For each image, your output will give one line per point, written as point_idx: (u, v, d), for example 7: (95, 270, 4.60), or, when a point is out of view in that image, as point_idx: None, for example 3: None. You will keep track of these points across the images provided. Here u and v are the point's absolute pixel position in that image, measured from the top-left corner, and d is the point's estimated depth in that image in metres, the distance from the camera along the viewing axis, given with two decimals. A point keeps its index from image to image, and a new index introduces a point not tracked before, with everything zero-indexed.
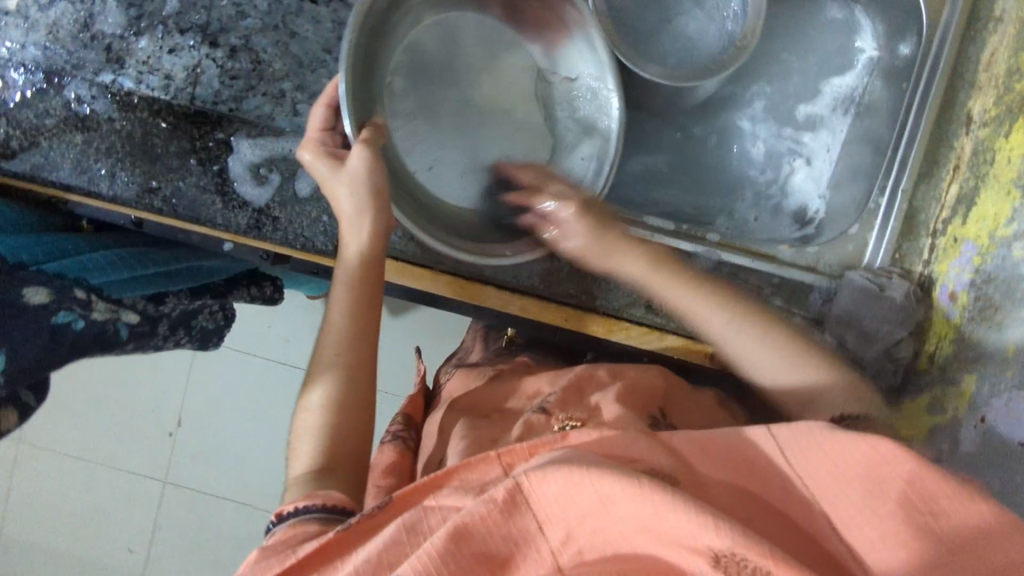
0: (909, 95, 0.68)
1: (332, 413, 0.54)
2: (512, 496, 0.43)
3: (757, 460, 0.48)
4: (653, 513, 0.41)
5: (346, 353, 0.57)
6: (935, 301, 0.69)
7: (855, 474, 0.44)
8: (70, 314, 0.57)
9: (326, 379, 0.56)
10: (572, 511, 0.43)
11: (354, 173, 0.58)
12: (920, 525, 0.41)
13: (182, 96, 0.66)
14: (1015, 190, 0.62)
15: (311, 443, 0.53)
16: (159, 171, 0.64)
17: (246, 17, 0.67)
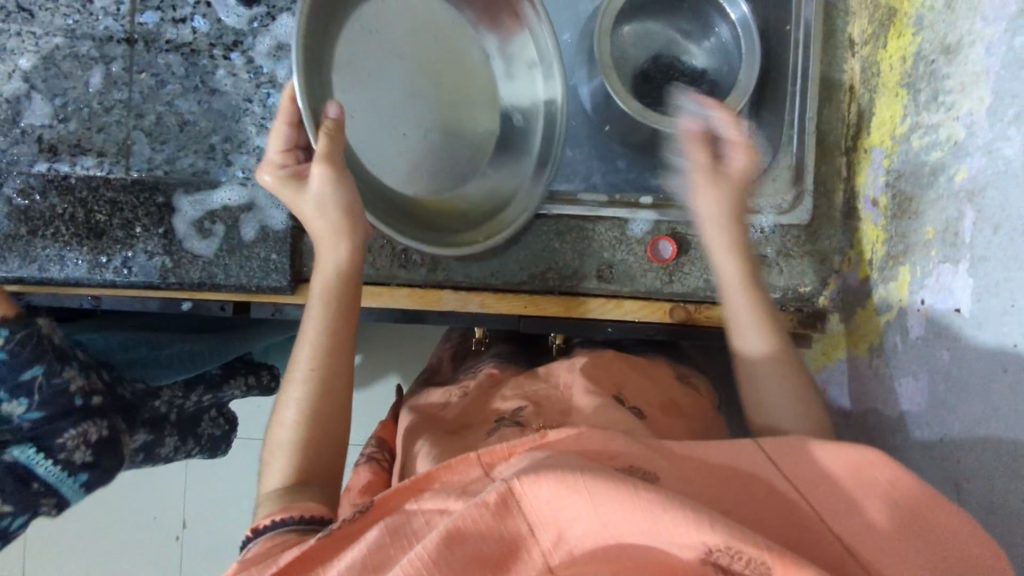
0: (794, 34, 0.72)
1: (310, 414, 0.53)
2: (502, 501, 0.39)
3: (745, 472, 0.47)
4: (646, 520, 0.37)
5: (328, 361, 0.54)
6: (862, 212, 0.67)
7: (837, 476, 0.45)
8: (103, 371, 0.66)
9: (292, 398, 0.53)
10: (561, 512, 0.39)
11: (322, 198, 0.55)
12: (898, 523, 0.42)
13: (118, 169, 0.69)
14: (901, 89, 0.62)
15: (284, 460, 0.51)
16: (107, 244, 0.68)
17: (167, 84, 0.69)
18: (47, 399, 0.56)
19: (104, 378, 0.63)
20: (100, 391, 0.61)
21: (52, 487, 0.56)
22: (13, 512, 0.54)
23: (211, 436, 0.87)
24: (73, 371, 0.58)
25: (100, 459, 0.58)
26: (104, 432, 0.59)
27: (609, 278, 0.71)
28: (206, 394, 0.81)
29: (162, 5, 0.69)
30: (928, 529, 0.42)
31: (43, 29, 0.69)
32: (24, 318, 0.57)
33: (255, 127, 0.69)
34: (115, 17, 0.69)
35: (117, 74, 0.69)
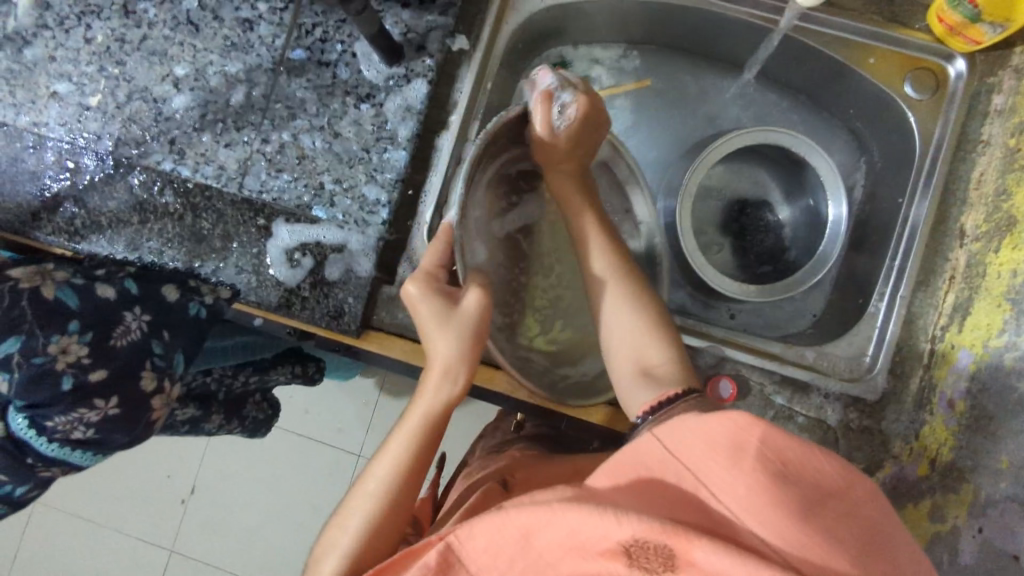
0: (904, 209, 0.72)
1: (368, 526, 0.55)
2: (445, 560, 0.45)
3: (651, 465, 0.43)
4: (569, 534, 0.41)
5: (406, 457, 0.58)
6: (934, 409, 0.65)
7: (717, 446, 0.40)
8: (69, 376, 0.56)
9: (362, 511, 0.56)
10: (500, 560, 0.44)
11: (467, 321, 0.58)
12: (774, 472, 0.39)
13: (232, 185, 0.73)
14: (1006, 302, 0.62)
15: (338, 559, 0.54)
16: (204, 251, 0.72)
17: (297, 118, 0.74)
18: (27, 377, 0.54)
19: (137, 334, 0.60)
20: (103, 364, 0.57)
21: (51, 460, 0.58)
22: (11, 481, 0.57)
23: (253, 418, 0.97)
24: (66, 346, 0.56)
25: (108, 435, 0.59)
26: (109, 411, 0.58)
27: None
28: (254, 377, 0.88)
29: (312, 46, 0.74)
30: (798, 477, 0.39)
31: (203, 44, 0.75)
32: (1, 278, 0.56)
33: (366, 177, 0.73)
34: (269, 47, 0.74)
35: (256, 99, 0.74)
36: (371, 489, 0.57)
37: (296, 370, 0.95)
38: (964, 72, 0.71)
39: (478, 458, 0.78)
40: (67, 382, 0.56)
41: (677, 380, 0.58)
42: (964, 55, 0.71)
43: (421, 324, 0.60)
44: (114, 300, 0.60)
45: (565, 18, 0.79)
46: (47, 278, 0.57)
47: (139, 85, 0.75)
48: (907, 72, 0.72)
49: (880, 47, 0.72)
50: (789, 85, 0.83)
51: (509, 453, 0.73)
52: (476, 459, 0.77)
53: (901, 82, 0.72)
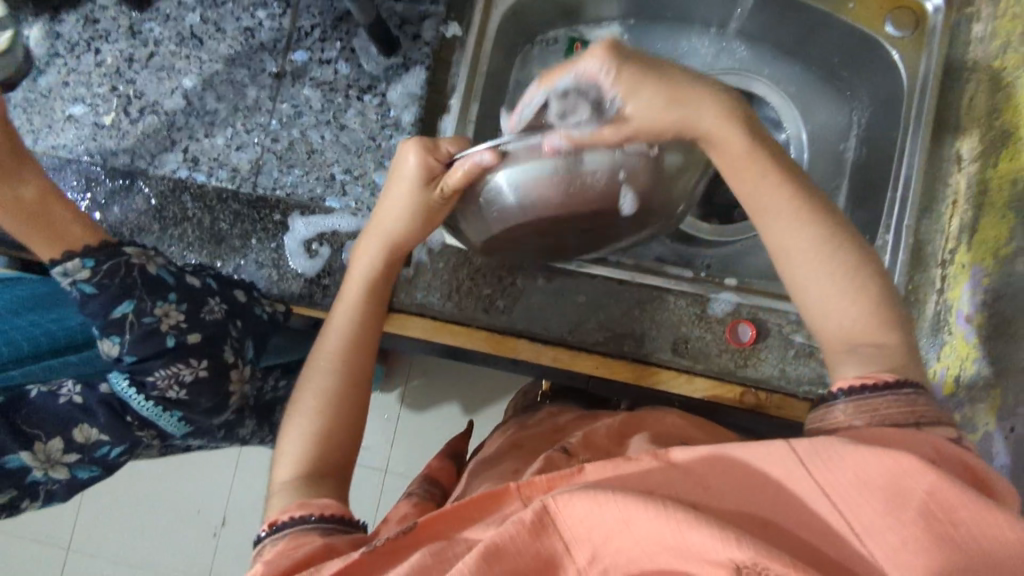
0: (900, 140, 0.73)
1: (324, 399, 0.60)
2: (540, 520, 0.42)
3: (778, 482, 0.43)
4: (674, 531, 0.40)
5: (348, 328, 0.64)
6: (953, 327, 0.66)
7: (875, 484, 0.40)
8: (171, 334, 0.59)
9: (320, 383, 0.61)
10: (598, 532, 0.42)
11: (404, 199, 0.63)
12: (939, 534, 0.38)
13: (247, 185, 0.76)
14: (1010, 213, 0.63)
15: (303, 446, 0.58)
16: (224, 250, 0.75)
17: (303, 115, 0.76)
18: (137, 336, 0.58)
19: (217, 312, 0.62)
20: (198, 327, 0.60)
21: (147, 420, 0.60)
22: (110, 440, 0.60)
23: (283, 427, 0.98)
24: (168, 311, 0.59)
25: (197, 398, 0.61)
26: (200, 372, 0.60)
27: (682, 350, 0.73)
28: (284, 381, 0.93)
29: (313, 46, 0.77)
30: (968, 542, 0.38)
31: (208, 55, 0.78)
32: (119, 249, 0.60)
33: (374, 164, 0.75)
34: (271, 51, 0.77)
35: (263, 101, 0.77)
36: (323, 363, 0.62)
37: None
38: (940, 5, 0.73)
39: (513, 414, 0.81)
40: (172, 338, 0.59)
41: (869, 323, 0.52)
42: None
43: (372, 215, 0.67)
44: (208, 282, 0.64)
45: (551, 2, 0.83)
46: (151, 258, 0.61)
47: (149, 99, 0.78)
48: (887, 13, 0.74)
49: None
50: (773, 43, 0.85)
51: (543, 414, 0.76)
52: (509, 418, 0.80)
53: (880, 25, 0.74)
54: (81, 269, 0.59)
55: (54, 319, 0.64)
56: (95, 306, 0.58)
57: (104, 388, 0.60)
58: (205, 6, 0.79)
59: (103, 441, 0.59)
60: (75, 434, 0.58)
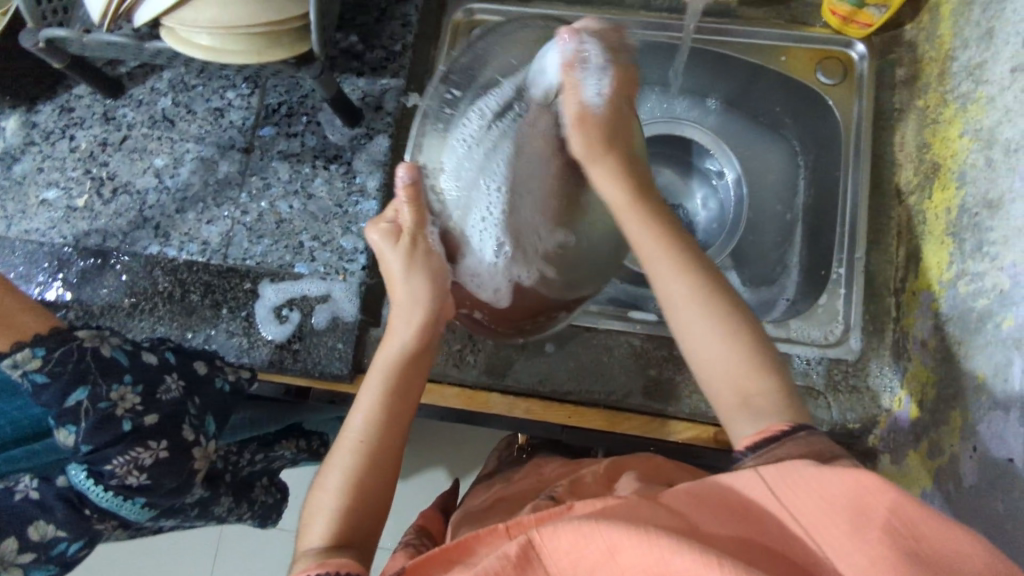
0: (843, 180, 0.77)
1: (350, 474, 0.58)
2: (524, 554, 0.43)
3: (752, 511, 0.42)
4: (657, 561, 0.40)
5: (379, 402, 0.61)
6: (911, 353, 0.68)
7: (838, 502, 0.40)
8: (127, 419, 0.58)
9: (344, 460, 0.58)
10: (582, 566, 0.42)
11: (410, 261, 0.63)
12: (905, 549, 0.37)
13: (217, 256, 0.78)
14: (947, 237, 0.64)
15: (326, 520, 0.56)
16: (195, 322, 0.76)
17: (272, 187, 0.79)
18: (93, 422, 0.57)
19: (176, 392, 0.62)
20: (154, 408, 0.59)
21: (106, 511, 0.58)
22: (68, 537, 0.57)
23: (263, 504, 0.94)
24: (123, 394, 0.58)
25: (159, 481, 0.59)
26: (160, 453, 0.59)
27: (654, 394, 0.73)
28: (259, 456, 0.91)
29: (279, 121, 0.81)
30: (936, 561, 0.36)
31: (179, 136, 0.81)
32: (71, 333, 0.60)
33: (341, 229, 0.78)
34: (240, 129, 0.81)
35: (232, 176, 0.80)
36: (350, 440, 0.60)
37: (302, 445, 0.99)
38: (865, 53, 0.79)
39: (494, 469, 0.81)
40: (128, 423, 0.58)
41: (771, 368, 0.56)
42: (861, 40, 0.79)
43: (387, 272, 0.65)
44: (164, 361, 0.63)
45: None
46: (104, 339, 0.61)
47: (122, 181, 0.80)
48: (817, 64, 0.80)
49: (789, 46, 0.81)
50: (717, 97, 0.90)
51: (527, 465, 0.76)
52: (491, 473, 0.80)
53: (813, 73, 0.80)
54: (31, 359, 0.57)
55: (16, 408, 0.61)
56: (48, 395, 0.57)
57: (60, 482, 0.58)
58: (176, 91, 0.83)
59: (60, 537, 0.57)
60: (30, 531, 0.56)
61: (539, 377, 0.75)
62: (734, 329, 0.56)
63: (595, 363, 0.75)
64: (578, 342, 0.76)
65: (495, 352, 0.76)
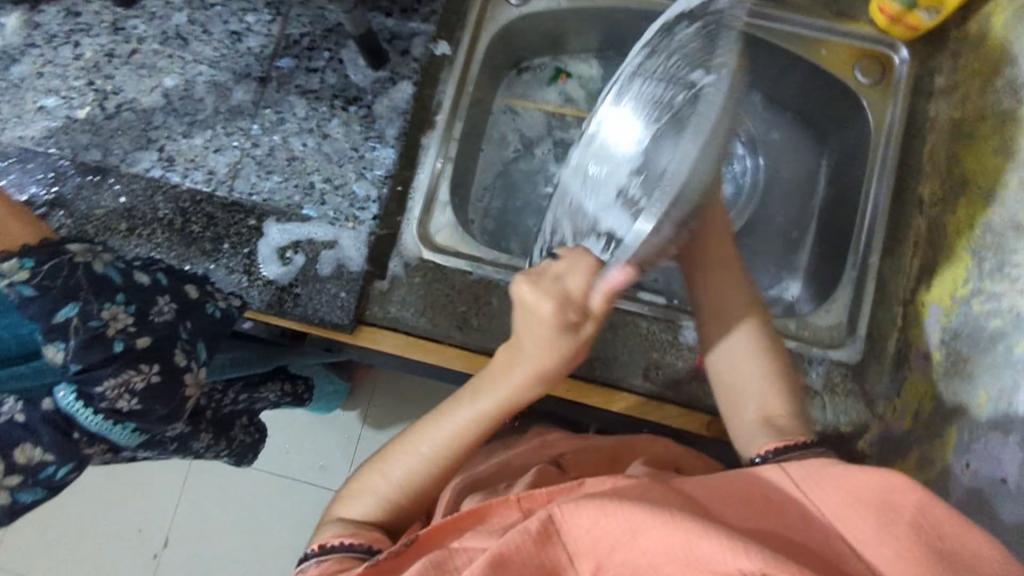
0: (868, 184, 0.76)
1: (413, 473, 0.58)
2: (545, 529, 0.45)
3: (773, 502, 0.45)
4: (681, 542, 0.41)
5: (471, 427, 0.58)
6: (913, 364, 0.68)
7: (867, 504, 0.42)
8: (121, 339, 0.55)
9: (411, 459, 0.59)
10: (601, 542, 0.44)
11: (548, 358, 0.51)
12: (930, 547, 0.38)
13: (222, 188, 0.75)
14: (968, 254, 0.64)
15: (374, 501, 0.58)
16: (195, 253, 0.73)
17: (286, 122, 0.76)
18: (82, 341, 0.53)
19: (169, 315, 0.58)
20: (147, 331, 0.56)
21: (96, 435, 0.55)
22: (56, 461, 0.54)
23: (242, 442, 0.93)
24: (116, 314, 0.55)
25: (150, 407, 0.56)
26: (152, 378, 0.56)
27: (653, 376, 0.74)
28: (243, 395, 0.90)
29: (300, 54, 0.77)
30: (957, 556, 0.38)
31: (191, 56, 0.77)
32: (61, 245, 0.55)
33: (355, 175, 0.75)
34: (257, 57, 0.77)
35: (245, 105, 0.76)
36: (423, 450, 0.59)
37: (286, 389, 0.99)
38: (907, 58, 0.77)
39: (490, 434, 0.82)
40: (118, 344, 0.54)
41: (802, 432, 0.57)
42: (905, 44, 0.78)
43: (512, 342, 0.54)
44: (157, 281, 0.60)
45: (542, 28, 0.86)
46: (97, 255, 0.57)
47: (127, 97, 0.76)
48: (856, 63, 0.78)
49: (832, 40, 0.79)
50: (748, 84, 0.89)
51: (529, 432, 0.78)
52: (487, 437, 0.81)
53: (851, 70, 0.78)
54: (18, 269, 0.53)
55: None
56: (34, 308, 0.52)
57: (46, 404, 0.53)
58: (192, 8, 0.78)
59: (47, 461, 0.54)
60: (17, 455, 0.53)
61: None
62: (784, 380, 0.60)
63: (599, 339, 0.75)
64: None
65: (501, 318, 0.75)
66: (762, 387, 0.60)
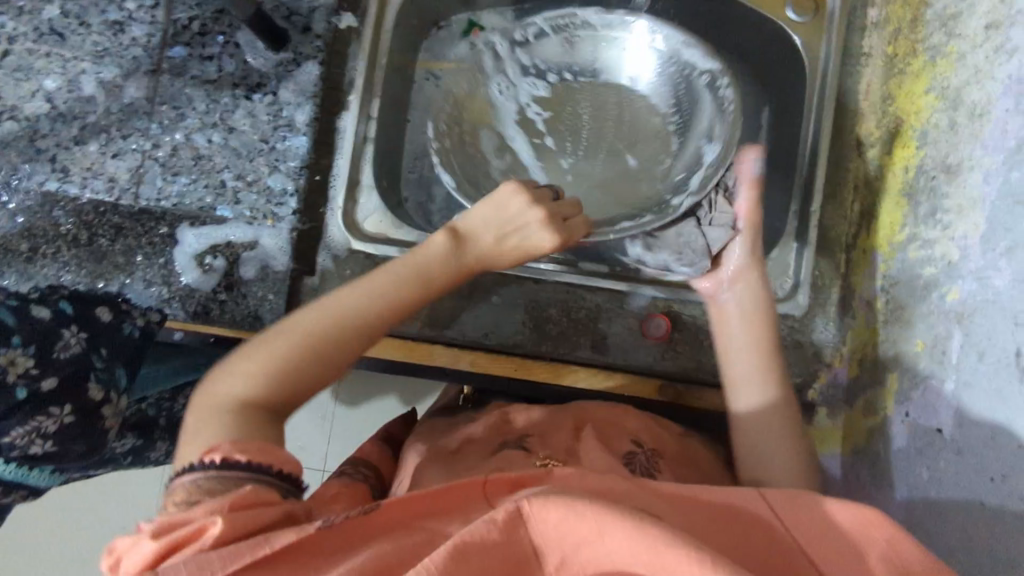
0: (805, 127, 0.74)
1: (291, 350, 0.54)
2: (512, 520, 0.41)
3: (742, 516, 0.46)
4: (647, 548, 0.38)
5: (364, 299, 0.57)
6: (856, 311, 0.68)
7: (842, 536, 0.43)
8: (24, 386, 0.52)
9: (289, 336, 0.55)
10: (570, 538, 0.41)
11: (510, 223, 0.62)
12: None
13: (127, 196, 0.70)
14: (903, 199, 0.63)
15: (243, 387, 0.52)
16: (106, 269, 0.69)
17: (186, 117, 0.70)
18: None
19: (77, 348, 0.56)
20: (51, 371, 0.54)
21: (11, 483, 0.54)
22: None
23: None
24: (14, 359, 0.52)
25: (66, 448, 0.55)
26: (65, 420, 0.54)
27: (601, 348, 0.72)
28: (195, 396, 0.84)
29: (192, 40, 0.71)
30: None
31: (71, 53, 0.70)
32: None
33: (269, 168, 0.70)
34: (145, 47, 0.71)
35: (139, 103, 0.70)
36: (305, 323, 0.56)
37: None
38: None
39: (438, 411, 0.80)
40: (20, 390, 0.52)
41: (787, 415, 0.63)
42: None
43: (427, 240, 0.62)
44: (61, 312, 0.57)
45: None
46: None
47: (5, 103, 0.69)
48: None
49: None
50: None
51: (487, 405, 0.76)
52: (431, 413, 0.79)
53: (782, 8, 0.75)
54: None
55: None
56: None
57: None
58: None
59: None
60: None
61: (486, 328, 0.73)
62: (768, 364, 0.65)
63: (542, 315, 0.73)
64: (527, 293, 0.73)
65: (440, 303, 0.72)
66: (755, 368, 0.65)
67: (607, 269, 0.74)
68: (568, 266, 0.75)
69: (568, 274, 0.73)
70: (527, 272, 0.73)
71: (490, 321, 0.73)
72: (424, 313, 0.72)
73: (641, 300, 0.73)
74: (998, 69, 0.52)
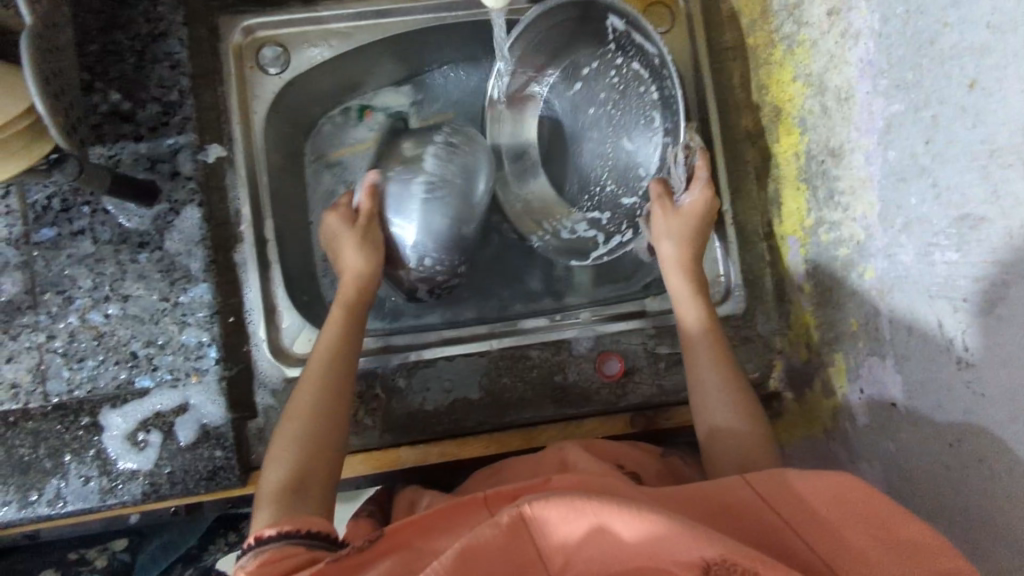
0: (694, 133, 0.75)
1: (302, 432, 0.57)
2: (517, 526, 0.41)
3: (732, 502, 0.47)
4: (648, 535, 0.39)
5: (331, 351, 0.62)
6: (790, 297, 0.69)
7: (821, 502, 0.45)
8: None
9: (293, 417, 0.58)
10: (574, 535, 0.41)
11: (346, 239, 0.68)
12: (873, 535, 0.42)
13: (35, 397, 0.65)
14: (801, 184, 0.65)
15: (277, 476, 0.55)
16: (36, 479, 0.64)
17: (75, 298, 0.66)
18: None
19: None
20: None
21: None
22: None
23: None
24: None
25: None
26: None
27: (563, 400, 0.71)
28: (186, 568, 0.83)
29: (57, 219, 0.67)
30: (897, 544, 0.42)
31: None
32: None
33: (177, 325, 0.67)
34: (10, 240, 0.66)
35: (21, 298, 0.66)
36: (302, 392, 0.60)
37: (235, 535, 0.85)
38: None
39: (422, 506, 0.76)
40: None
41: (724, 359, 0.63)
42: None
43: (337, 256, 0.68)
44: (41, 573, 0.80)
45: (316, 85, 0.78)
46: None
47: None
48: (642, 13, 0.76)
49: None
50: None
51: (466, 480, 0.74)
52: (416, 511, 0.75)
53: None
54: None
55: None
56: None
57: None
58: None
59: None
60: None
61: (447, 415, 0.71)
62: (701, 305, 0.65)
63: (497, 386, 0.71)
64: (476, 369, 0.72)
65: (392, 404, 0.70)
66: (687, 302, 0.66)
67: (545, 322, 0.75)
68: (508, 329, 0.74)
69: (510, 336, 0.73)
70: (471, 348, 0.73)
71: (449, 408, 0.71)
72: (380, 421, 0.70)
73: (586, 342, 0.72)
74: (850, 53, 0.55)
